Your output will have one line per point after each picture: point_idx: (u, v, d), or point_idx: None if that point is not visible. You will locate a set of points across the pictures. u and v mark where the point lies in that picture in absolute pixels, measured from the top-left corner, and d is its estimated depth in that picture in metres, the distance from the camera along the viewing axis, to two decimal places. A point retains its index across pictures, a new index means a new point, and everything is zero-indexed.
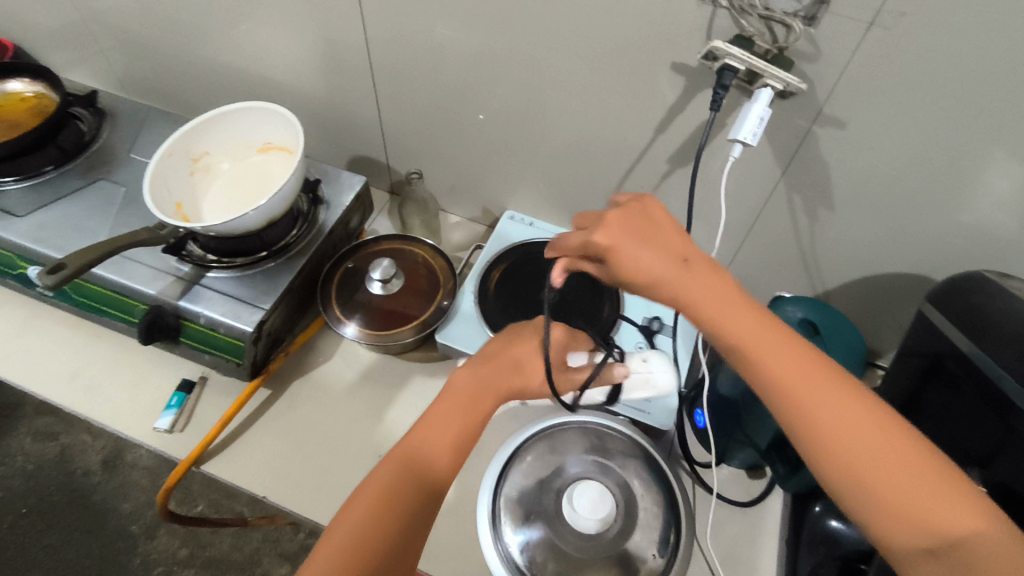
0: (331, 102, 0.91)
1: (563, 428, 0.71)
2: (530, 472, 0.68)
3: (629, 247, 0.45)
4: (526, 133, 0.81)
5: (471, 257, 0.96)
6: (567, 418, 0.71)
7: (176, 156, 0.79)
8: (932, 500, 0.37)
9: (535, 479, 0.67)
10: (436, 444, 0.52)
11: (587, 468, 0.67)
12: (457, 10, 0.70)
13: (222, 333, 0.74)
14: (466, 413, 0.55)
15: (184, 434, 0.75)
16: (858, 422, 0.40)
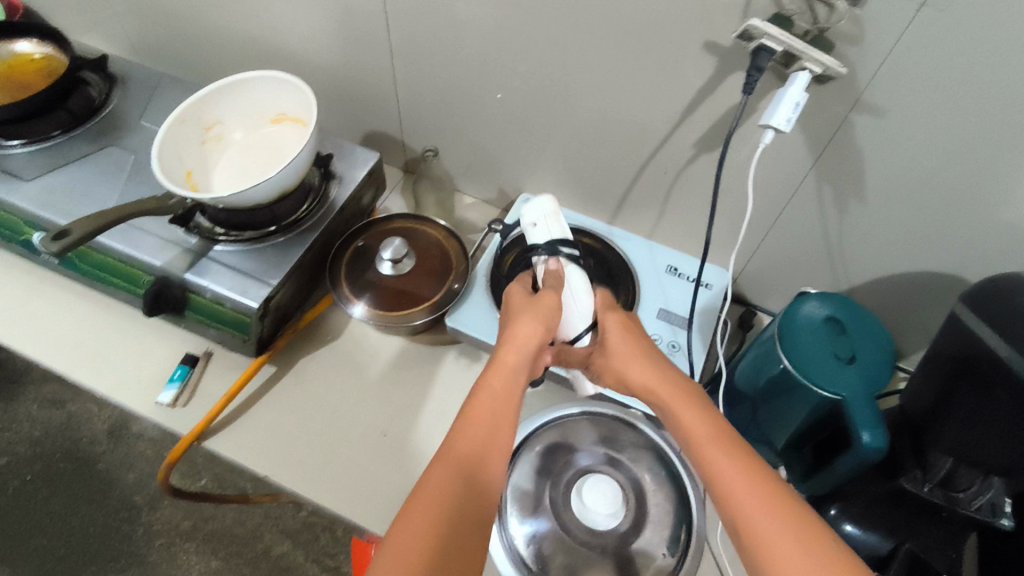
0: (347, 74, 0.88)
1: (573, 418, 0.69)
2: (539, 461, 0.66)
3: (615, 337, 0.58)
4: (547, 112, 0.78)
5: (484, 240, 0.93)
6: (579, 407, 0.69)
7: (188, 123, 0.77)
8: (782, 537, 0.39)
9: (543, 470, 0.65)
10: (467, 453, 0.46)
11: (598, 460, 0.66)
12: None
13: (228, 307, 0.72)
14: (502, 403, 0.50)
15: (187, 408, 0.74)
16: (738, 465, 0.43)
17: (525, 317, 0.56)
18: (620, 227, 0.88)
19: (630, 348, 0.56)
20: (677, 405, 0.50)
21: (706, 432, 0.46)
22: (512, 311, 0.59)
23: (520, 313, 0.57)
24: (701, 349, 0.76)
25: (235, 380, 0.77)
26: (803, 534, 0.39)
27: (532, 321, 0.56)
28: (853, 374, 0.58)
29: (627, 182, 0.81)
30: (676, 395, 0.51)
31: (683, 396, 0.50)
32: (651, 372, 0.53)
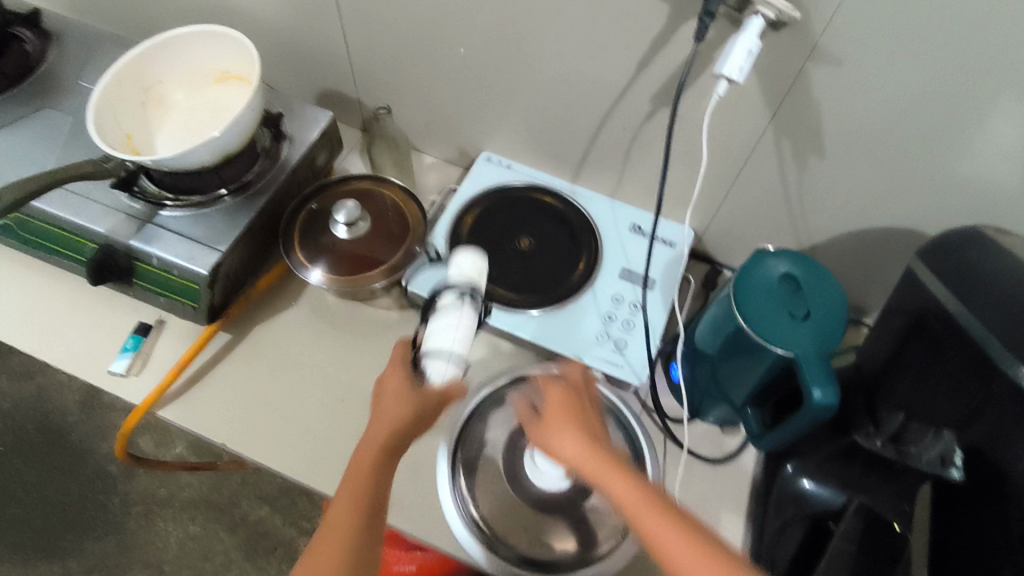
0: (294, 28, 0.84)
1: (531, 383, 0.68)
2: (488, 419, 0.66)
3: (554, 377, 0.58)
4: (504, 66, 0.75)
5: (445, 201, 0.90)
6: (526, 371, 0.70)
7: (126, 84, 0.74)
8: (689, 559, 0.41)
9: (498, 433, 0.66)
10: (348, 515, 0.52)
11: None
12: None
13: (176, 275, 0.70)
14: (368, 454, 0.54)
15: (139, 378, 0.72)
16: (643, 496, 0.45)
17: (396, 398, 0.55)
18: (583, 185, 0.86)
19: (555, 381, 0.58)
20: (585, 443, 0.50)
21: (610, 471, 0.48)
22: (389, 380, 0.57)
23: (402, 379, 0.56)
24: (664, 309, 0.75)
25: (188, 347, 0.75)
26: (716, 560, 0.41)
27: (393, 413, 0.54)
28: (807, 332, 0.58)
29: (588, 139, 0.79)
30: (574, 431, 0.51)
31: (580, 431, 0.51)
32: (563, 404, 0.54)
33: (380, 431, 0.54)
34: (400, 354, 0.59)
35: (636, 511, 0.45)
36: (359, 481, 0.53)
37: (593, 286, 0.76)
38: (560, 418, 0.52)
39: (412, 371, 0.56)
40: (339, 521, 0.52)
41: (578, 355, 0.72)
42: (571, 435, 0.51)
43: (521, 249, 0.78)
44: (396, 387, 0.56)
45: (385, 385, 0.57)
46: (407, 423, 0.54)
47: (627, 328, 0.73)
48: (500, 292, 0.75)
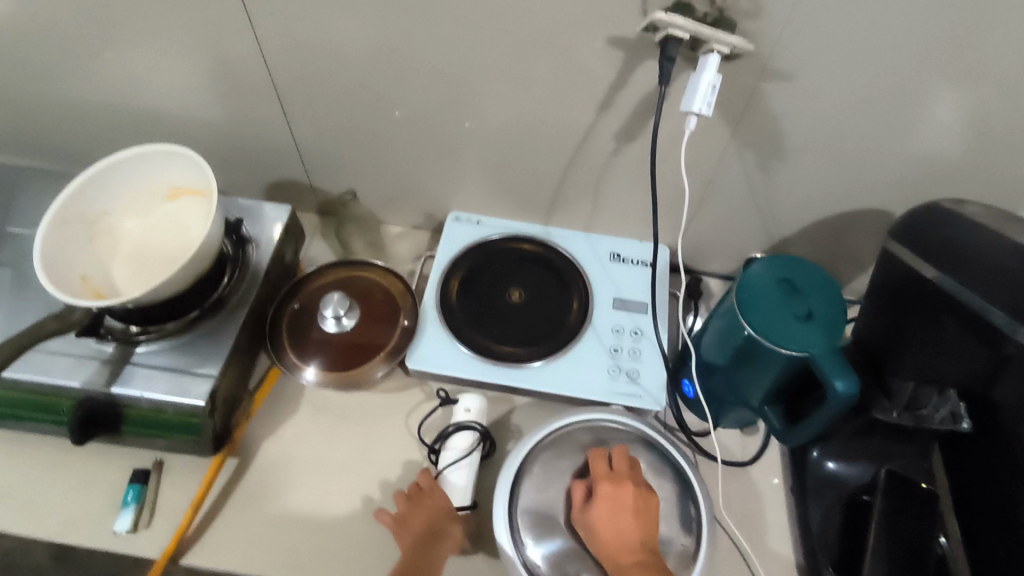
0: (235, 128, 0.82)
1: (563, 432, 0.67)
2: (540, 479, 0.64)
3: (601, 470, 0.62)
4: (463, 129, 0.76)
5: (423, 268, 0.89)
6: (560, 424, 0.67)
7: (68, 223, 0.69)
8: None
9: (550, 491, 0.63)
10: None
11: None
12: (365, 10, 0.63)
13: (170, 412, 0.66)
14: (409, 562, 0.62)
15: (151, 530, 0.67)
16: None
17: (425, 515, 0.64)
18: (556, 225, 0.87)
19: (604, 479, 0.61)
20: (623, 548, 0.57)
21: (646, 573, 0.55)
22: (417, 501, 0.66)
23: (443, 506, 0.65)
24: (664, 329, 0.77)
25: (198, 485, 0.70)
26: None
27: (426, 522, 0.64)
28: (814, 328, 0.61)
29: (556, 182, 0.80)
30: (620, 539, 0.58)
31: (625, 538, 0.58)
32: (609, 510, 0.59)
33: (410, 552, 0.62)
34: (429, 479, 0.67)
35: None
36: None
37: (592, 322, 0.78)
38: (609, 527, 0.58)
39: (434, 487, 0.66)
40: None
41: (595, 393, 0.73)
42: (614, 537, 0.58)
43: (515, 302, 0.79)
44: (434, 511, 0.64)
45: (419, 506, 0.65)
46: (435, 531, 0.64)
47: (636, 356, 0.75)
48: (504, 348, 0.76)
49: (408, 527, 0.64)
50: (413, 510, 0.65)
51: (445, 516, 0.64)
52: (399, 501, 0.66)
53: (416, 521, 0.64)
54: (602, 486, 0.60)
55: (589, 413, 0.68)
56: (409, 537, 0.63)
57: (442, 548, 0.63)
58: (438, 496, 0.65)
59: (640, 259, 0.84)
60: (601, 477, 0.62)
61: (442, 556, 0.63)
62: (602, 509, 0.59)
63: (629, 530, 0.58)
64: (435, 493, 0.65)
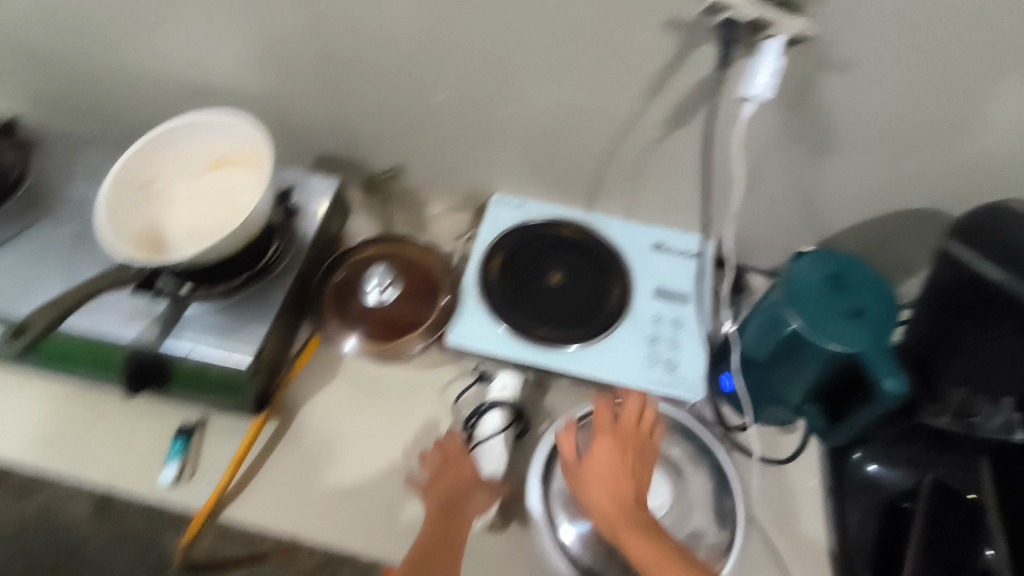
0: (287, 101, 0.83)
1: None
2: None
3: (601, 423, 0.61)
4: (510, 111, 0.75)
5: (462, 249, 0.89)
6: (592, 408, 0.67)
7: (126, 184, 0.72)
8: None
9: None
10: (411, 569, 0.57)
11: None
12: None
13: (216, 371, 0.68)
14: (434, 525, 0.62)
15: (191, 484, 0.69)
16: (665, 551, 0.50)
17: (450, 479, 0.65)
18: (598, 212, 0.86)
19: (604, 433, 0.59)
20: (614, 501, 0.55)
21: (638, 529, 0.52)
22: (445, 465, 0.67)
23: (468, 475, 0.66)
24: (704, 322, 0.76)
25: (239, 444, 0.72)
26: None
27: (451, 487, 0.65)
28: (862, 327, 0.59)
29: (601, 167, 0.80)
30: (613, 493, 0.55)
31: (619, 492, 0.55)
32: (605, 463, 0.57)
33: (435, 515, 0.63)
34: (455, 447, 0.68)
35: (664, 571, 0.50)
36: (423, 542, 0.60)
37: (630, 311, 0.77)
38: (602, 479, 0.56)
39: (460, 453, 0.67)
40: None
41: (631, 381, 0.72)
42: (605, 490, 0.56)
43: (553, 286, 0.79)
44: (457, 480, 0.66)
45: (443, 470, 0.66)
46: (461, 495, 0.64)
47: (674, 346, 0.74)
48: (541, 331, 0.76)
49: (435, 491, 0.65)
50: (441, 474, 0.66)
51: (470, 483, 0.65)
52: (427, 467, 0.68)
53: (442, 485, 0.65)
54: (600, 439, 0.59)
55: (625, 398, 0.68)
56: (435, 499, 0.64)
57: (467, 512, 0.63)
58: (462, 461, 0.67)
59: (683, 250, 0.82)
60: (601, 432, 0.60)
61: (467, 519, 0.63)
62: (597, 461, 0.58)
63: (625, 486, 0.56)
64: (459, 462, 0.67)
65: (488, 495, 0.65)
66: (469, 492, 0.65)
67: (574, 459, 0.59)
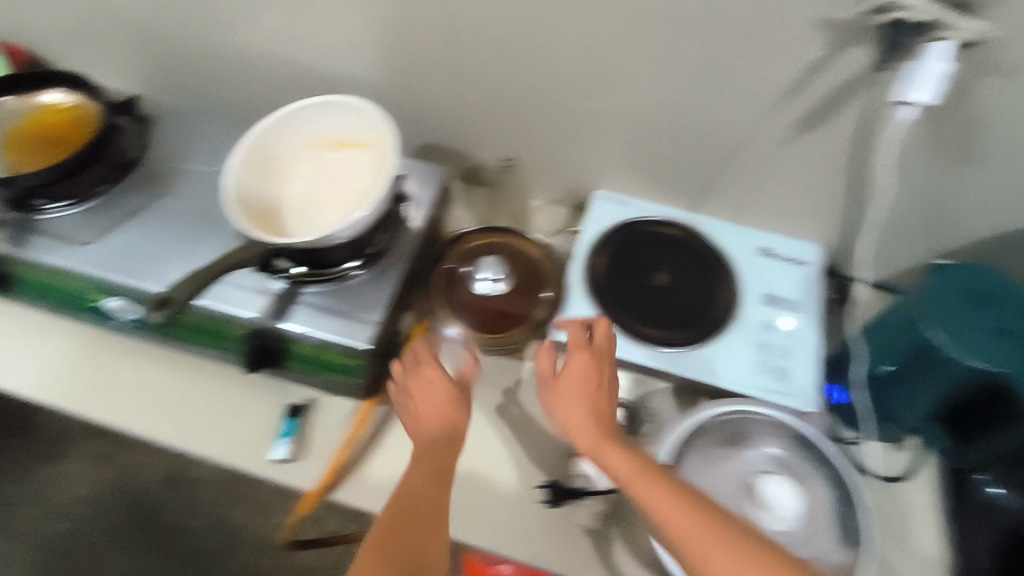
0: (403, 87, 0.84)
1: (714, 421, 0.66)
2: (694, 466, 0.64)
3: (574, 344, 0.63)
4: (635, 102, 0.75)
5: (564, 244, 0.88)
6: (709, 411, 0.65)
7: (252, 164, 0.73)
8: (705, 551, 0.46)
9: (705, 480, 0.63)
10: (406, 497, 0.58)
11: (768, 465, 0.65)
12: None
13: (334, 351, 0.69)
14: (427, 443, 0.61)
15: (302, 462, 0.70)
16: (640, 468, 0.52)
17: (439, 393, 0.64)
18: (703, 214, 0.85)
19: (581, 352, 0.62)
20: (586, 419, 0.57)
21: (618, 455, 0.54)
22: (420, 379, 0.65)
23: (427, 383, 0.64)
24: (815, 330, 0.75)
25: (349, 426, 0.73)
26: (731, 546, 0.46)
27: (441, 399, 0.63)
28: (1008, 346, 0.57)
29: (718, 165, 0.79)
30: (590, 416, 0.57)
31: (592, 413, 0.57)
32: (575, 383, 0.59)
33: (427, 434, 0.62)
34: (425, 354, 0.67)
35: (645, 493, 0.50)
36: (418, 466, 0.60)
37: (738, 316, 0.76)
38: (576, 401, 0.58)
39: (438, 370, 0.65)
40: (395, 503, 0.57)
41: (742, 388, 0.71)
42: (576, 412, 0.58)
43: (661, 287, 0.78)
44: (446, 393, 0.64)
45: (412, 383, 0.65)
46: (445, 413, 0.63)
47: (786, 355, 0.73)
48: (648, 332, 0.75)
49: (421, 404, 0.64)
50: (424, 388, 0.64)
51: (444, 395, 0.64)
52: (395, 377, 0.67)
53: (430, 397, 0.64)
54: (573, 360, 0.61)
55: (741, 403, 0.66)
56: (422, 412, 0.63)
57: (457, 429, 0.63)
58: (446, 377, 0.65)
59: (792, 257, 0.81)
60: (574, 354, 0.62)
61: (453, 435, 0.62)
62: (572, 378, 0.60)
63: (599, 408, 0.58)
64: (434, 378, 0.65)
65: (451, 393, 0.64)
66: (421, 402, 0.64)
67: (552, 374, 0.61)
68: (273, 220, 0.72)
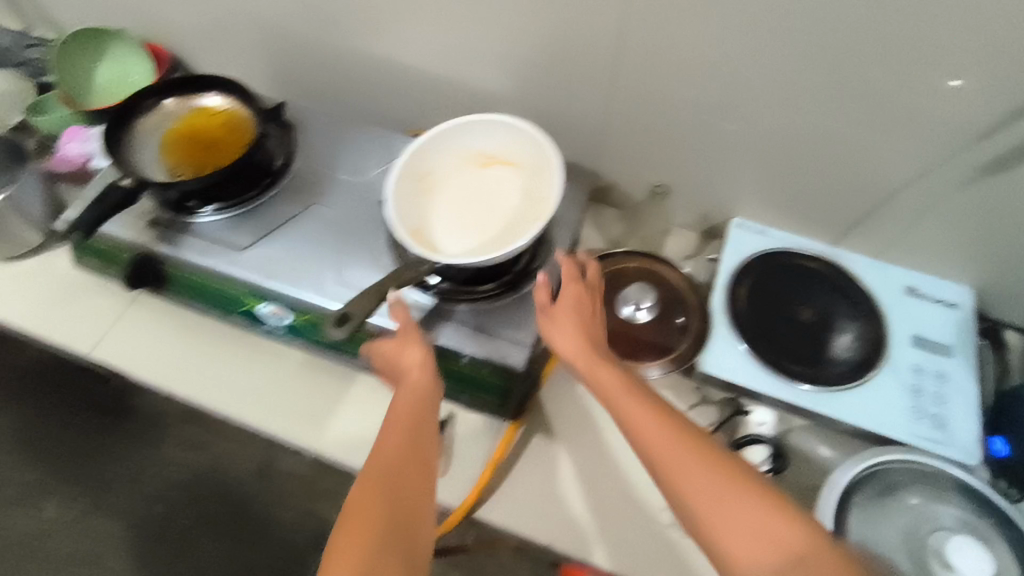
0: (546, 105, 0.81)
1: (886, 467, 0.65)
2: (867, 510, 0.63)
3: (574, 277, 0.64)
4: (810, 133, 0.73)
5: (697, 270, 0.86)
6: (876, 457, 0.65)
7: (406, 179, 0.74)
8: (708, 492, 0.45)
9: (879, 527, 0.62)
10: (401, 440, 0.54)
11: (944, 518, 0.64)
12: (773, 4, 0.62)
13: (488, 373, 0.70)
14: (420, 398, 0.58)
15: (449, 478, 0.72)
16: (642, 399, 0.53)
17: (416, 363, 0.61)
18: (845, 248, 0.83)
19: (577, 285, 0.63)
20: (581, 345, 0.58)
21: (616, 383, 0.54)
22: (401, 350, 0.62)
23: (406, 349, 0.61)
24: (971, 377, 0.73)
25: (491, 444, 0.74)
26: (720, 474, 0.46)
27: (420, 359, 0.60)
28: None
29: (876, 202, 0.76)
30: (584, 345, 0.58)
31: (586, 344, 0.58)
32: (573, 314, 0.61)
33: (419, 393, 0.58)
34: (402, 317, 0.62)
35: (645, 429, 0.50)
36: (410, 408, 0.57)
37: (889, 357, 0.74)
38: (570, 328, 0.60)
39: (409, 342, 0.62)
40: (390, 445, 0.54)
41: (897, 433, 0.70)
42: (574, 340, 0.59)
43: (806, 321, 0.77)
44: (410, 360, 0.61)
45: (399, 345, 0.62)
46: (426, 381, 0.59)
47: (940, 402, 0.71)
48: (796, 368, 0.74)
49: (410, 366, 0.60)
50: (403, 353, 0.62)
51: (413, 360, 0.61)
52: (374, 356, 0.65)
53: (409, 358, 0.61)
54: (570, 293, 0.63)
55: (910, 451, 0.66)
56: (410, 367, 0.60)
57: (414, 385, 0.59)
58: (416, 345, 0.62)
59: (941, 298, 0.78)
60: (571, 287, 0.63)
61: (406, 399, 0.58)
62: (571, 309, 0.61)
63: (593, 336, 0.59)
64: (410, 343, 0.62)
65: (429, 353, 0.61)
66: (404, 366, 0.61)
67: (549, 305, 0.62)
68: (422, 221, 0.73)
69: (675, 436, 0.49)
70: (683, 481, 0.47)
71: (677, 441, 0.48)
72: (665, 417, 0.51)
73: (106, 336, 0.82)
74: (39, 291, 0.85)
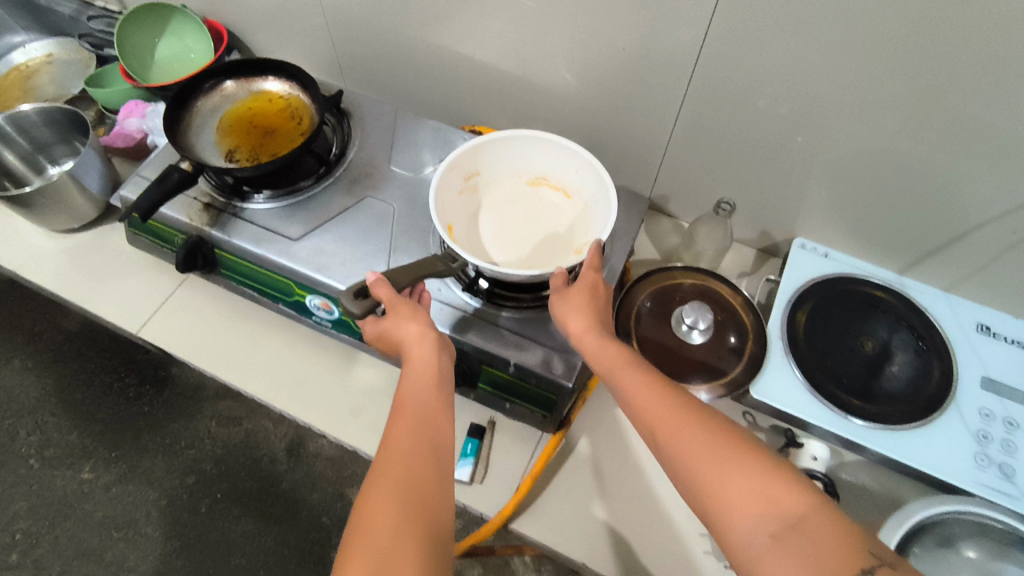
0: (608, 114, 0.79)
1: (956, 517, 0.61)
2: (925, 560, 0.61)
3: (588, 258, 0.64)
4: (906, 166, 0.67)
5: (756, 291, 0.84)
6: (942, 508, 0.61)
7: (456, 171, 0.71)
8: (712, 456, 0.46)
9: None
10: (417, 409, 0.53)
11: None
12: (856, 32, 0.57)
13: (533, 383, 0.67)
14: (430, 366, 0.56)
15: (485, 486, 0.72)
16: (645, 374, 0.53)
17: (414, 337, 0.58)
18: (913, 277, 0.79)
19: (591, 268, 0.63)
20: (590, 322, 0.59)
21: (619, 357, 0.55)
22: (397, 327, 0.59)
23: (400, 322, 0.58)
24: None
25: (531, 454, 0.74)
26: (726, 442, 0.47)
27: (420, 332, 0.58)
28: None
29: (952, 237, 0.72)
30: (593, 324, 0.58)
31: (594, 323, 0.58)
32: (585, 294, 0.61)
33: (428, 366, 0.56)
34: (386, 294, 0.59)
35: (651, 399, 0.51)
36: (425, 376, 0.56)
37: (955, 398, 0.70)
38: (579, 308, 0.60)
39: (400, 317, 0.59)
40: (404, 417, 0.52)
41: (958, 479, 0.66)
42: (582, 315, 0.59)
43: (867, 353, 0.73)
44: (406, 335, 0.58)
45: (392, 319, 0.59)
46: (430, 355, 0.57)
47: (1008, 449, 0.67)
48: (854, 402, 0.71)
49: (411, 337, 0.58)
50: (397, 327, 0.59)
51: (410, 335, 0.58)
52: (368, 333, 0.62)
53: (403, 334, 0.58)
54: (583, 274, 0.63)
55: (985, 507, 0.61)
56: (413, 343, 0.58)
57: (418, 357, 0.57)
58: (413, 320, 0.58)
59: (1015, 339, 0.74)
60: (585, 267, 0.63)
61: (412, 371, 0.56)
62: (581, 287, 0.62)
63: (603, 320, 0.60)
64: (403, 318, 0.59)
65: (424, 323, 0.59)
66: (402, 340, 0.58)
67: (565, 285, 0.62)
68: (457, 210, 0.73)
69: (678, 408, 0.50)
70: (687, 447, 0.47)
71: (683, 412, 0.49)
72: (669, 389, 0.51)
73: (153, 316, 0.82)
74: (96, 267, 0.86)
